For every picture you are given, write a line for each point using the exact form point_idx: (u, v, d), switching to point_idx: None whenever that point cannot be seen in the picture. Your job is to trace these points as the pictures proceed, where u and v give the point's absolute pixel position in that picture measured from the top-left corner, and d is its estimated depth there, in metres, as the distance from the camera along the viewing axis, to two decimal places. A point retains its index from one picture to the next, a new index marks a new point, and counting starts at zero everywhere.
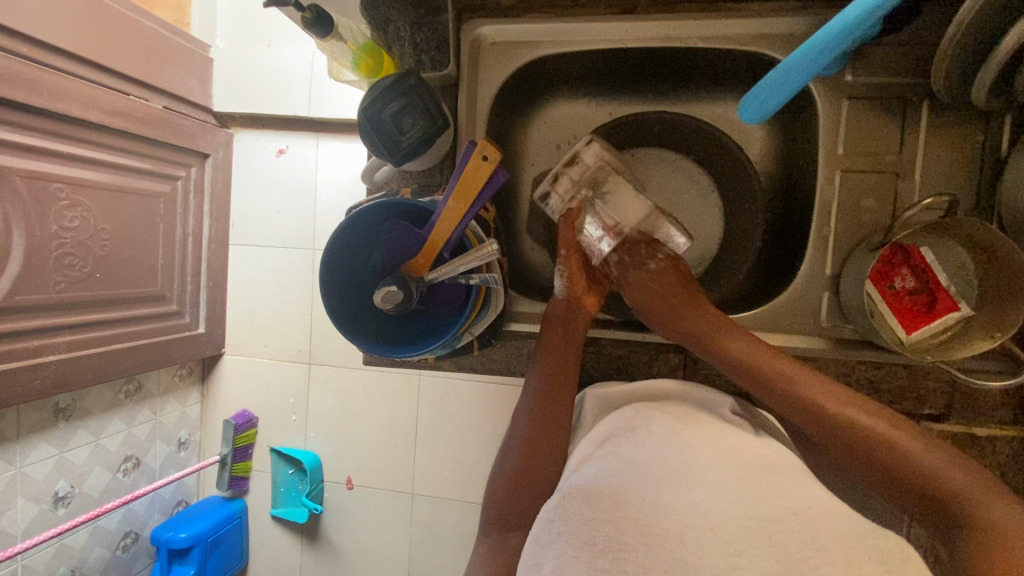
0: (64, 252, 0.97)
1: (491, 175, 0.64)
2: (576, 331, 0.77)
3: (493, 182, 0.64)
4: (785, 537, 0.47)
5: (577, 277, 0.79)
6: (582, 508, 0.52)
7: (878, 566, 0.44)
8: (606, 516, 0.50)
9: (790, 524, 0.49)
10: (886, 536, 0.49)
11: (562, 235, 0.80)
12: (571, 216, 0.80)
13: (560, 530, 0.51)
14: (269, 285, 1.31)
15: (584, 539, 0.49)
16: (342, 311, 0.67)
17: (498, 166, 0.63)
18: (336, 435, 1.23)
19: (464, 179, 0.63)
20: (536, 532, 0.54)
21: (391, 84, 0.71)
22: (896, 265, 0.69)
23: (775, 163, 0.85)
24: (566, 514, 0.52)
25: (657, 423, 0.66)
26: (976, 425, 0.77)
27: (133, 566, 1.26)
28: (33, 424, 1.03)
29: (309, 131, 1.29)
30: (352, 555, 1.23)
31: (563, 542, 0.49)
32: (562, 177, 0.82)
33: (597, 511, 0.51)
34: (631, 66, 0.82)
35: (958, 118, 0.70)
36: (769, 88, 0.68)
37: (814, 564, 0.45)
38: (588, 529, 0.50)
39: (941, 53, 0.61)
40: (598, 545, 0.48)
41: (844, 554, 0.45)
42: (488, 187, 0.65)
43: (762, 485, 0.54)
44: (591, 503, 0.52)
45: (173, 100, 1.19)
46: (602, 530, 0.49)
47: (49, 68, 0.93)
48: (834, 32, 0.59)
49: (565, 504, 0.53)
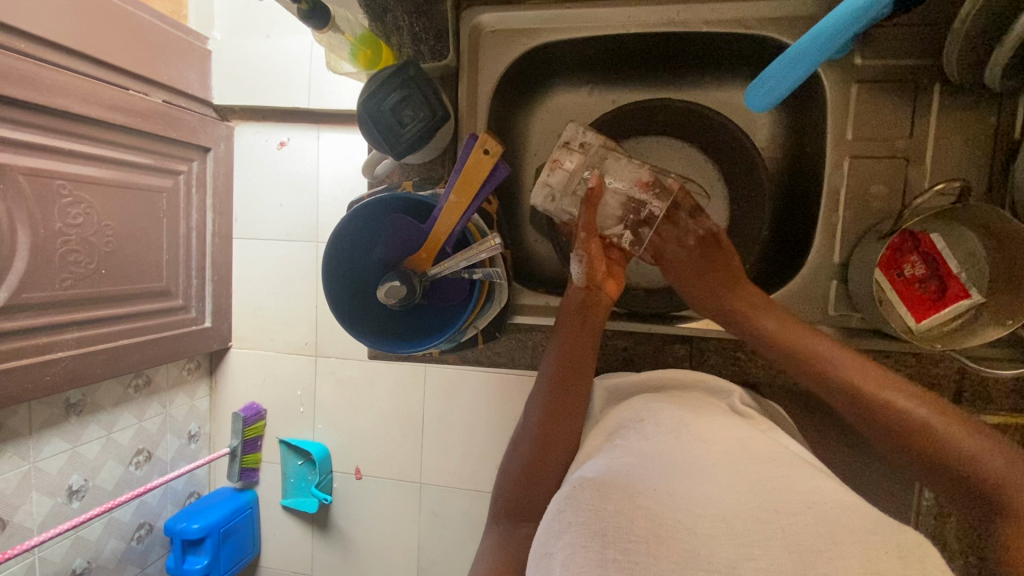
0: (70, 249, 0.98)
1: (492, 169, 0.62)
2: (593, 323, 0.73)
3: (494, 177, 0.63)
4: (795, 526, 0.48)
5: (597, 261, 0.74)
6: (592, 498, 0.51)
7: (894, 559, 0.44)
8: (617, 506, 0.50)
9: (802, 515, 0.48)
10: (904, 534, 0.48)
11: (582, 218, 0.73)
12: (593, 197, 0.73)
13: (569, 520, 0.50)
14: (272, 278, 1.31)
15: (595, 529, 0.49)
16: (346, 308, 0.66)
17: (499, 159, 0.62)
18: (345, 426, 1.24)
19: (465, 175, 0.62)
20: (546, 523, 0.54)
21: (391, 75, 0.70)
22: (906, 252, 0.67)
23: (781, 149, 0.83)
24: (576, 504, 0.52)
25: (666, 413, 0.66)
26: (987, 414, 0.76)
27: (149, 557, 1.28)
28: (45, 420, 1.04)
29: (309, 123, 1.28)
30: (361, 543, 1.25)
31: (574, 532, 0.49)
32: (572, 149, 0.76)
33: (609, 502, 0.51)
34: (635, 53, 0.80)
35: (970, 101, 0.68)
36: (772, 82, 0.67)
37: (829, 558, 0.45)
38: (599, 520, 0.49)
39: (954, 34, 0.60)
40: (609, 535, 0.48)
41: (857, 546, 0.45)
42: (489, 182, 0.63)
43: (771, 477, 0.54)
44: (602, 494, 0.51)
45: (173, 94, 1.18)
46: (613, 521, 0.49)
47: (46, 64, 0.92)
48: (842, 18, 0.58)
49: (575, 494, 0.53)
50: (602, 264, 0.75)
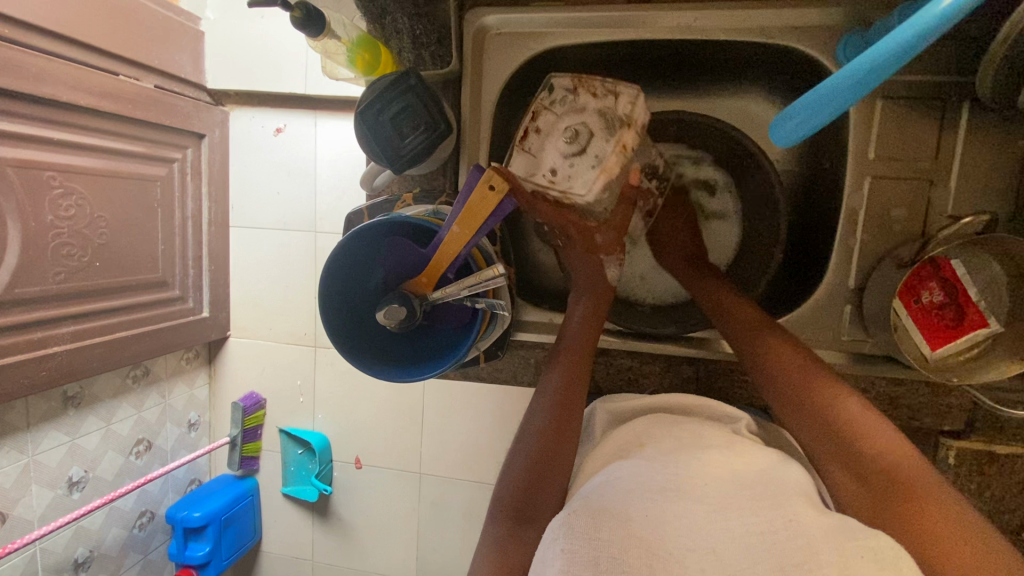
0: (62, 242, 0.95)
1: (500, 204, 0.59)
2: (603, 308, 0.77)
3: (501, 211, 0.59)
4: (791, 554, 0.47)
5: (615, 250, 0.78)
6: (586, 526, 0.50)
7: (872, 564, 0.44)
8: (611, 535, 0.48)
9: (805, 541, 0.47)
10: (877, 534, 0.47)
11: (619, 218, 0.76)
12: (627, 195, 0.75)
13: (563, 548, 0.49)
14: (270, 268, 1.28)
15: (589, 559, 0.47)
16: (343, 329, 0.64)
17: (507, 195, 0.58)
18: (345, 418, 1.24)
19: (470, 207, 0.58)
20: (540, 553, 0.52)
21: (390, 85, 0.66)
22: (924, 278, 0.62)
23: (798, 159, 0.80)
24: (571, 532, 0.50)
25: (668, 441, 0.65)
26: (997, 444, 0.75)
27: (151, 543, 1.29)
28: (42, 413, 1.03)
29: (307, 109, 1.23)
30: (362, 535, 1.26)
31: (566, 560, 0.47)
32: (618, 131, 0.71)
33: (603, 530, 0.49)
34: (649, 59, 0.76)
35: (1002, 122, 0.65)
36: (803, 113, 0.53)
37: (808, 569, 0.45)
38: (594, 549, 0.48)
39: (991, 54, 0.57)
40: (602, 565, 0.46)
41: (838, 557, 0.45)
42: (496, 216, 0.60)
43: (772, 504, 0.53)
44: (598, 522, 0.50)
45: (165, 79, 1.14)
46: (606, 551, 0.47)
47: (32, 50, 0.88)
48: (876, 79, 0.46)
49: (569, 522, 0.51)
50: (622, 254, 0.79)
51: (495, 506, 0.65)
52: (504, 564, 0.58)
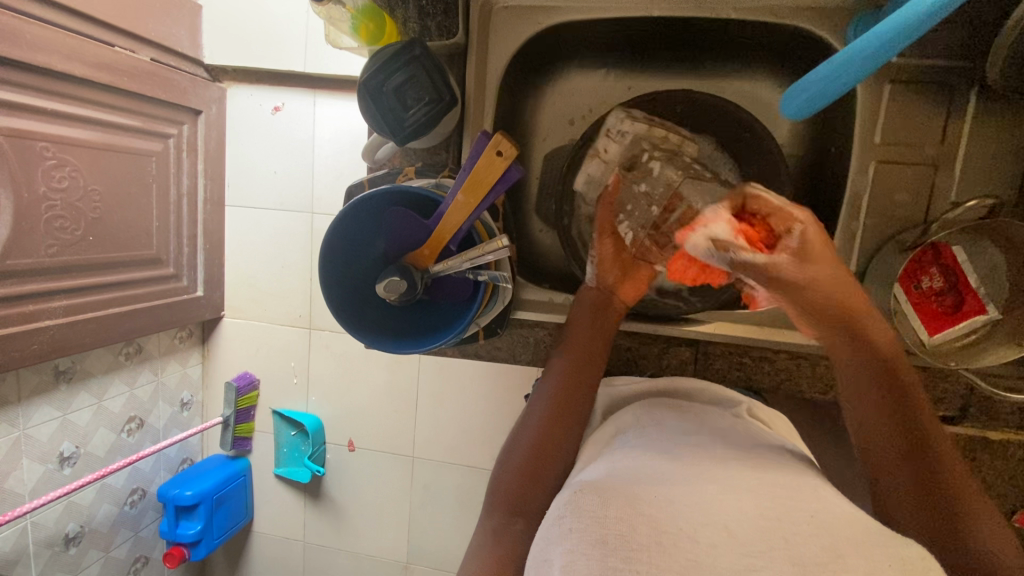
0: (54, 213, 0.94)
1: (504, 171, 0.57)
2: (605, 324, 0.73)
3: (505, 178, 0.58)
4: (801, 541, 0.45)
5: (610, 263, 0.76)
6: (593, 504, 0.49)
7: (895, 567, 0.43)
8: (617, 513, 0.48)
9: (808, 523, 0.47)
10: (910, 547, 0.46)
11: (600, 218, 0.77)
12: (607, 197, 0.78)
13: (570, 526, 0.48)
14: (267, 249, 1.26)
15: (596, 537, 0.46)
16: (346, 302, 0.64)
17: (512, 161, 0.57)
18: (338, 400, 1.23)
19: (475, 174, 0.58)
20: (546, 528, 0.52)
21: (395, 53, 0.65)
22: (925, 264, 0.64)
23: (804, 146, 0.80)
24: (577, 510, 0.50)
25: (668, 423, 0.65)
26: (989, 430, 0.77)
27: (141, 520, 1.29)
28: (33, 387, 1.02)
29: (307, 88, 1.21)
30: (354, 517, 1.26)
31: (575, 539, 0.46)
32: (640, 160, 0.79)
33: (610, 508, 0.48)
34: (660, 37, 0.76)
35: (1010, 110, 0.65)
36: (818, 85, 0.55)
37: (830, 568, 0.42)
38: (599, 527, 0.46)
39: (1004, 37, 0.56)
40: (610, 543, 0.45)
41: (863, 561, 0.43)
42: (501, 183, 0.59)
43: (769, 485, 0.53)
44: (604, 500, 0.49)
45: (162, 52, 1.11)
46: (613, 528, 0.46)
47: (26, 17, 0.86)
48: (896, 45, 0.46)
49: (576, 499, 0.51)
50: (617, 268, 0.76)
51: (494, 492, 0.64)
52: (499, 545, 0.57)
